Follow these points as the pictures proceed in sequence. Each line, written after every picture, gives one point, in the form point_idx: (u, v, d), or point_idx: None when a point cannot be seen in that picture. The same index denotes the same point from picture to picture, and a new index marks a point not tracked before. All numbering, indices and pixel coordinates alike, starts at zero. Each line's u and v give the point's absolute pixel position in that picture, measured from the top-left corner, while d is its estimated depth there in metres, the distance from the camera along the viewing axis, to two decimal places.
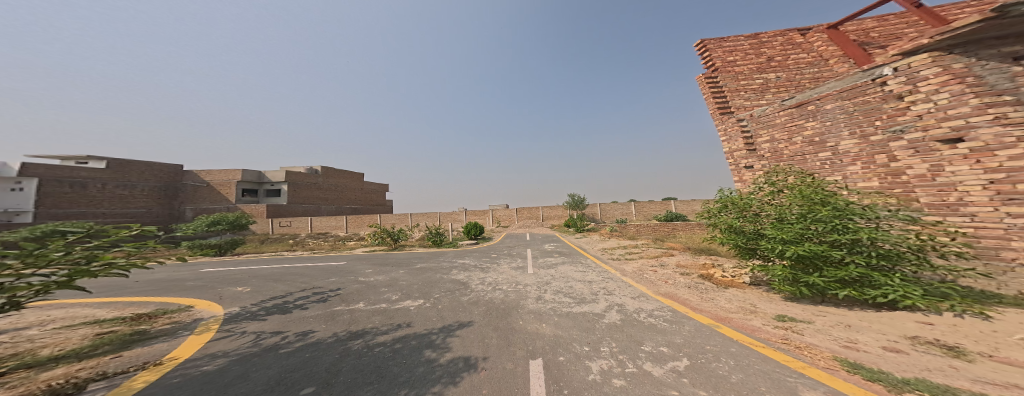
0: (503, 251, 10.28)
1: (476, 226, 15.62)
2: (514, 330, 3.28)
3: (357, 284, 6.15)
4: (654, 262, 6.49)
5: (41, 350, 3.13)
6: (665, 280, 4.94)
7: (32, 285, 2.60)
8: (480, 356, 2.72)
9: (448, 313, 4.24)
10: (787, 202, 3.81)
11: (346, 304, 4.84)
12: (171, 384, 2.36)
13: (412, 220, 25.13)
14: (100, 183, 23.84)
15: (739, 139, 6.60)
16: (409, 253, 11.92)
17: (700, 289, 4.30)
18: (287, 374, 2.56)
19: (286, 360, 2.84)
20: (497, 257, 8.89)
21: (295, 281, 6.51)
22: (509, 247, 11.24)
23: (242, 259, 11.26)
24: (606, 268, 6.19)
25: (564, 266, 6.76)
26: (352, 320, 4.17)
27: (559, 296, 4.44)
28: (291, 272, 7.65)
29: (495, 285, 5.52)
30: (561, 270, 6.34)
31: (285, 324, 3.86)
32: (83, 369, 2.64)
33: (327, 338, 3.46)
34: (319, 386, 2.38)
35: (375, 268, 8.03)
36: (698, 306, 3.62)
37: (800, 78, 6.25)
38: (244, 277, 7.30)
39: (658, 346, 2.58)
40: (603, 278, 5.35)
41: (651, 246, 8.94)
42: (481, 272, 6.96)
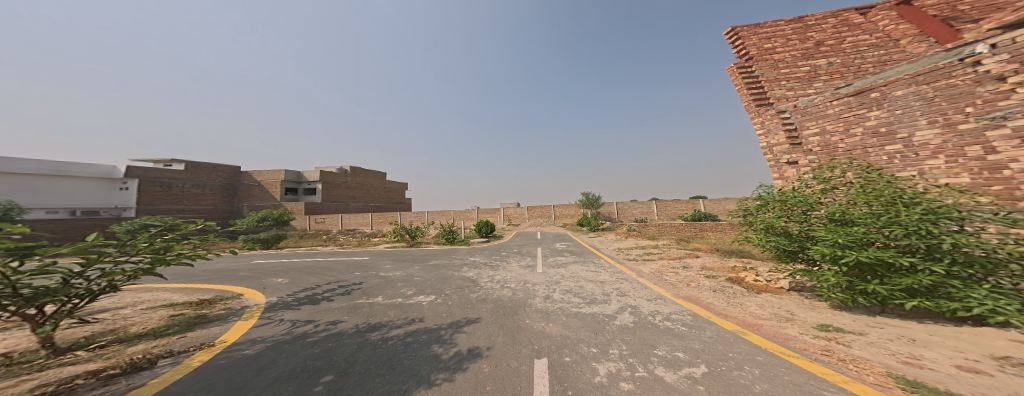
0: (512, 249, 10.29)
1: (487, 223, 15.69)
2: (519, 328, 3.34)
3: (377, 279, 6.40)
4: (675, 263, 6.27)
5: (130, 327, 3.53)
6: (687, 282, 4.80)
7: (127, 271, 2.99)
8: (484, 347, 2.90)
9: (456, 309, 4.34)
10: (852, 200, 3.49)
11: (367, 298, 5.05)
12: (219, 365, 2.57)
13: (429, 218, 25.70)
14: (183, 183, 26.55)
15: (779, 132, 5.70)
16: (425, 249, 12.19)
17: (727, 294, 4.13)
18: (310, 362, 2.71)
19: (310, 348, 3.02)
20: (507, 256, 8.88)
21: (325, 274, 6.88)
22: (519, 246, 11.24)
23: (283, 253, 12.14)
24: (622, 269, 6.07)
25: (574, 265, 6.71)
26: (370, 312, 4.35)
27: (568, 296, 4.41)
28: (321, 265, 8.11)
29: (504, 283, 5.59)
30: (572, 269, 6.28)
31: (312, 315, 4.06)
32: (156, 346, 2.93)
33: (348, 329, 3.64)
34: (337, 375, 2.52)
35: (392, 263, 8.34)
36: (724, 311, 3.48)
37: (859, 63, 5.34)
38: (283, 269, 7.84)
39: (673, 351, 2.52)
40: (616, 279, 5.26)
41: (672, 247, 8.64)
42: (490, 270, 7.02)
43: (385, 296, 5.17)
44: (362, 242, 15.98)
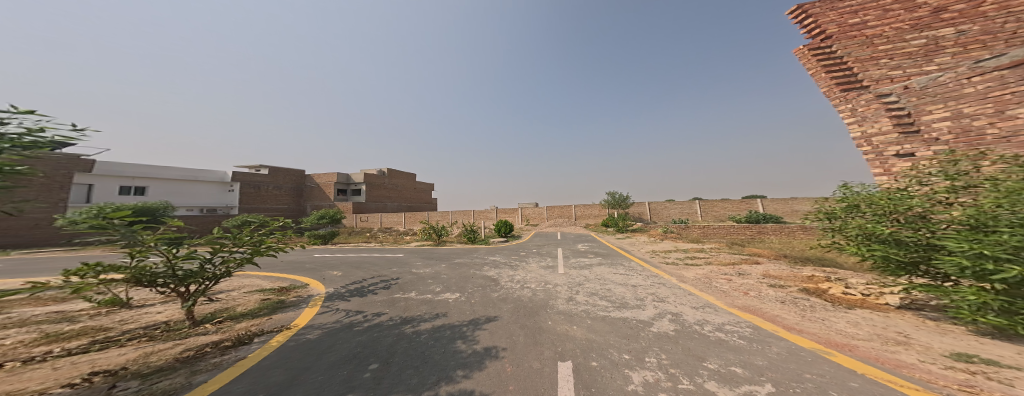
0: (532, 250, 10.29)
1: (506, 223, 15.84)
2: (539, 330, 3.35)
3: (411, 275, 6.77)
4: (726, 270, 5.95)
5: (238, 306, 4.16)
6: (744, 291, 4.58)
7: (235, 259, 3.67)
8: (502, 348, 2.96)
9: (479, 307, 4.46)
10: (985, 204, 2.80)
11: (403, 292, 5.36)
12: (289, 346, 2.90)
13: (453, 218, 26.40)
14: (272, 186, 30.41)
15: (885, 119, 5.13)
16: (450, 249, 12.57)
17: (801, 306, 3.85)
18: (360, 349, 2.97)
19: (359, 336, 3.30)
20: (530, 256, 8.89)
21: (370, 269, 7.42)
22: (538, 246, 11.13)
23: (337, 248, 13.39)
24: (659, 273, 5.88)
25: (600, 267, 6.65)
26: (406, 306, 4.62)
27: (598, 300, 4.34)
28: (366, 260, 8.75)
29: (523, 283, 5.64)
30: (596, 272, 6.19)
31: (361, 306, 4.41)
32: (255, 324, 3.41)
33: (386, 321, 3.90)
34: (381, 364, 2.72)
35: (423, 260, 8.76)
36: (796, 326, 3.25)
37: (1011, 27, 4.31)
38: (335, 262, 8.61)
39: (728, 365, 2.42)
40: (651, 283, 5.12)
41: (724, 251, 8.14)
42: (510, 270, 7.10)
43: (418, 292, 5.45)
44: (397, 240, 16.85)
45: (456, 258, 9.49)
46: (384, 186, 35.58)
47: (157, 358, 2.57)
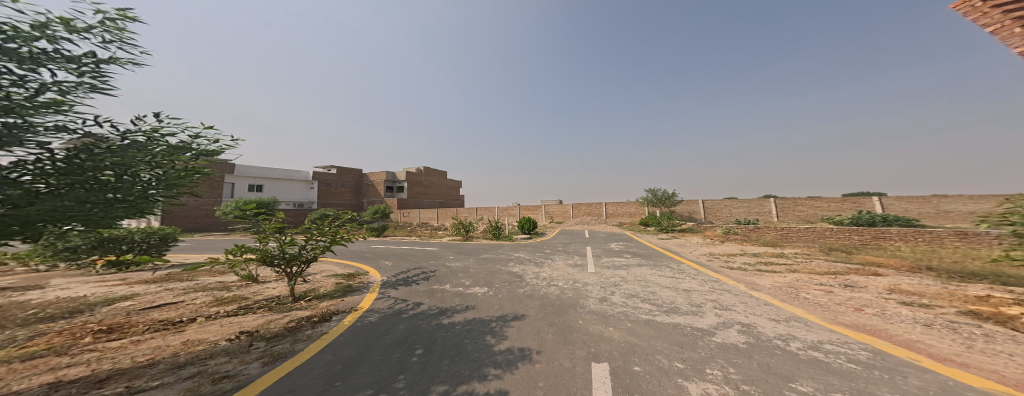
0: (556, 247, 10.30)
1: (529, 220, 15.90)
2: (569, 329, 3.36)
3: (444, 268, 7.14)
4: (823, 280, 5.20)
5: (320, 288, 5.01)
6: (855, 306, 3.89)
7: (317, 243, 4.50)
8: (535, 350, 2.93)
9: (507, 303, 4.57)
10: None
11: (439, 284, 5.69)
12: (346, 333, 3.17)
13: (479, 214, 27.10)
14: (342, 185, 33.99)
15: None
16: (479, 244, 12.89)
17: (968, 335, 2.87)
18: (410, 335, 3.22)
19: (408, 323, 3.59)
20: (557, 254, 8.85)
21: (414, 260, 8.04)
22: (563, 244, 11.10)
23: (389, 239, 14.86)
24: (720, 278, 5.48)
25: (638, 268, 6.53)
26: (443, 297, 4.90)
27: (645, 304, 4.14)
28: (410, 252, 9.45)
29: (550, 281, 5.66)
30: (635, 273, 6.01)
31: (407, 294, 4.78)
32: (333, 305, 4.09)
33: (428, 310, 4.19)
34: (425, 350, 2.93)
35: (455, 254, 9.23)
36: (958, 358, 2.40)
37: None
38: (384, 252, 9.48)
39: (827, 391, 2.02)
40: (711, 289, 4.76)
41: (821, 260, 7.02)
42: (535, 266, 7.19)
43: (451, 285, 5.71)
44: (433, 234, 18.07)
45: (483, 253, 9.80)
46: (422, 185, 37.48)
47: (275, 329, 3.31)
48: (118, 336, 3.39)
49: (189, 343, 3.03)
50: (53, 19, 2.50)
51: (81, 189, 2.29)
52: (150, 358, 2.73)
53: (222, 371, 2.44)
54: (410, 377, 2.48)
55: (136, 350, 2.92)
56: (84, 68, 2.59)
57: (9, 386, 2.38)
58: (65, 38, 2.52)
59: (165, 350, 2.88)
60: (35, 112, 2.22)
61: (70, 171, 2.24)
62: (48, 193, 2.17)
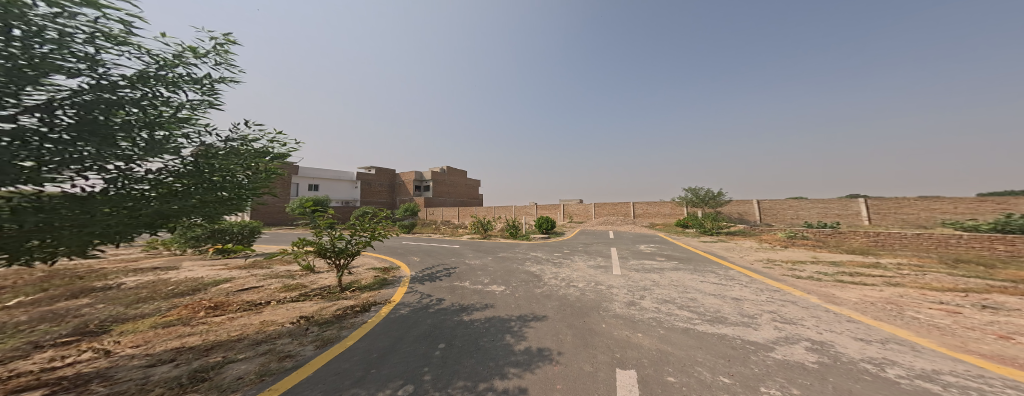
0: (576, 247, 10.20)
1: (547, 220, 15.82)
2: (591, 331, 3.31)
3: (463, 265, 7.31)
4: (946, 299, 4.21)
5: (359, 281, 5.70)
6: (985, 329, 3.13)
7: (360, 237, 5.03)
8: (555, 351, 2.93)
9: (524, 302, 4.60)
10: None
11: (459, 280, 5.85)
12: (377, 331, 3.36)
13: (498, 213, 27.29)
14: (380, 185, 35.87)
15: None
16: (494, 242, 13.03)
17: None
18: (434, 331, 3.32)
19: (433, 319, 3.70)
20: (576, 254, 8.79)
21: (439, 257, 8.29)
22: (585, 244, 10.98)
23: (418, 237, 15.48)
24: (783, 288, 4.90)
25: (672, 273, 6.23)
26: (463, 295, 5.00)
27: (683, 311, 3.88)
28: (434, 249, 9.74)
29: (568, 282, 5.60)
30: (671, 278, 5.71)
31: (432, 290, 5.02)
32: (370, 297, 4.70)
33: (451, 307, 4.29)
34: (447, 345, 3.02)
35: (475, 252, 9.37)
36: None
37: None
38: (410, 249, 9.89)
39: None
40: (772, 300, 4.24)
41: (942, 275, 5.73)
42: (553, 266, 7.15)
43: (470, 282, 5.83)
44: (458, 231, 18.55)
45: (500, 252, 9.88)
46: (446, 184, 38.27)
47: (326, 317, 3.81)
48: (217, 312, 4.21)
49: (264, 323, 3.66)
50: (185, 49, 3.01)
51: (203, 189, 2.78)
52: (239, 333, 3.35)
53: (286, 351, 2.87)
54: (433, 370, 2.58)
55: (225, 327, 3.57)
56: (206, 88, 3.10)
57: (152, 346, 3.12)
58: (192, 64, 3.03)
59: (248, 328, 3.50)
60: (177, 126, 2.74)
61: (195, 174, 2.73)
62: (181, 192, 2.67)
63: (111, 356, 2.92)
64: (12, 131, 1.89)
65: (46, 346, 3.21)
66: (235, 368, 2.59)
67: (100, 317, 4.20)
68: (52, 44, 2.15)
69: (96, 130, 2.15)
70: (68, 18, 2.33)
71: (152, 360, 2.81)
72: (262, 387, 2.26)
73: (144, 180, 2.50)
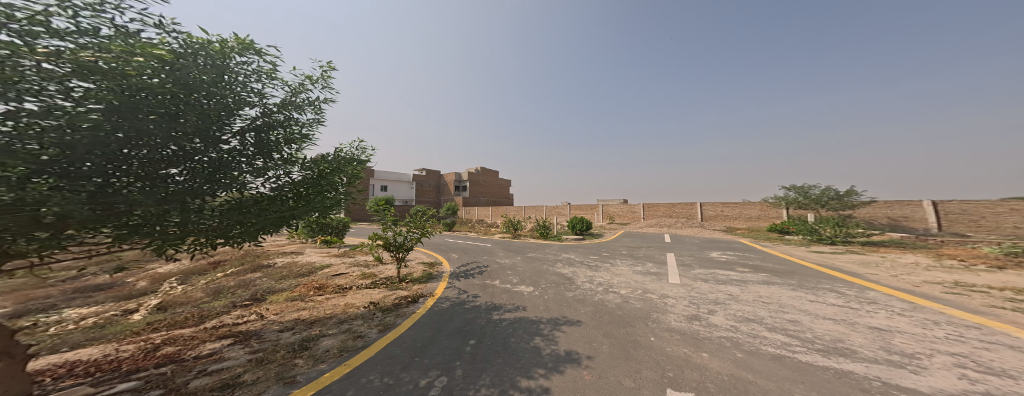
0: (619, 250, 9.81)
1: (582, 220, 15.51)
2: (634, 344, 3.12)
3: (494, 264, 7.47)
4: None
5: (413, 273, 6.35)
6: None
7: (415, 235, 5.71)
8: (585, 355, 2.88)
9: (553, 305, 4.56)
10: None
11: (488, 278, 6.03)
12: (417, 324, 3.58)
13: (527, 213, 27.42)
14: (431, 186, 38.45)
15: None
16: (523, 242, 13.04)
17: None
18: (467, 327, 3.44)
19: (465, 314, 3.86)
20: (615, 256, 8.67)
21: (474, 254, 8.58)
22: (630, 248, 10.45)
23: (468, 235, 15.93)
24: (983, 323, 3.27)
25: (760, 286, 5.17)
26: (492, 292, 5.13)
27: (775, 334, 3.15)
28: (471, 247, 10.02)
29: (605, 287, 5.43)
30: (760, 293, 4.77)
31: (467, 287, 5.26)
32: (421, 288, 5.23)
33: (482, 305, 4.39)
34: (478, 341, 3.13)
35: (505, 251, 9.50)
36: None
37: None
38: (451, 246, 10.38)
39: None
40: (949, 337, 2.91)
41: None
42: (587, 270, 6.96)
43: (500, 281, 5.91)
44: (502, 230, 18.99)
45: (529, 252, 9.90)
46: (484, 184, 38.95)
47: (387, 305, 4.40)
48: (320, 291, 5.29)
49: (347, 305, 4.47)
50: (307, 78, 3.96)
51: (315, 194, 3.73)
52: (331, 312, 4.19)
53: (358, 332, 3.44)
54: (465, 365, 2.66)
55: (323, 306, 4.49)
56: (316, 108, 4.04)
57: (285, 315, 4.22)
58: (310, 90, 3.98)
59: (337, 308, 4.34)
60: (302, 142, 3.77)
61: (315, 181, 3.75)
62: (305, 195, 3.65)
63: (264, 319, 4.11)
64: (230, 152, 2.95)
65: (238, 307, 4.95)
66: (325, 342, 3.21)
67: (263, 287, 6.10)
68: (248, 88, 3.16)
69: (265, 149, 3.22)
70: (246, 65, 3.25)
71: (280, 327, 3.78)
72: (340, 362, 2.75)
73: (288, 184, 3.52)
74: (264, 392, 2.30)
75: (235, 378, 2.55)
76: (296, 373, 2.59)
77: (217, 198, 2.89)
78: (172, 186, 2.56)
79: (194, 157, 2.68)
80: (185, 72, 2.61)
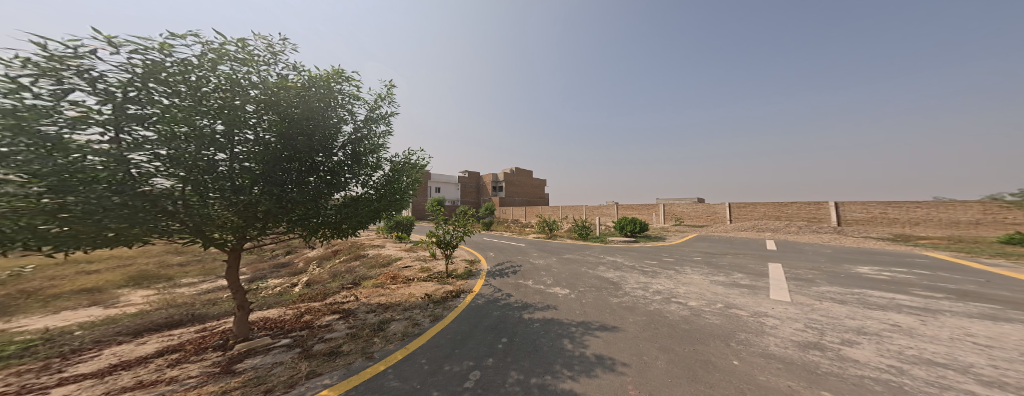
0: (681, 256, 8.93)
1: (631, 221, 14.62)
2: (706, 365, 2.66)
3: (528, 263, 7.46)
4: None
5: (458, 269, 6.77)
6: None
7: (461, 231, 6.09)
8: (620, 361, 2.79)
9: (591, 310, 4.42)
10: None
11: (522, 277, 6.08)
12: (459, 318, 3.77)
13: (564, 213, 27.06)
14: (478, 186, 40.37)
15: None
16: (558, 242, 13.05)
17: None
18: (500, 324, 3.55)
19: (498, 311, 4.01)
20: (683, 263, 7.88)
21: (511, 254, 8.69)
22: (694, 253, 9.37)
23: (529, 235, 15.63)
24: None
25: (971, 321, 3.40)
26: (523, 292, 5.17)
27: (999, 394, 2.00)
28: (512, 247, 10.11)
29: (656, 294, 5.08)
30: (983, 332, 3.07)
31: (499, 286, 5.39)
32: (463, 283, 5.50)
33: (511, 303, 4.48)
34: (509, 339, 3.17)
35: (539, 251, 9.48)
36: None
37: None
38: (494, 245, 10.65)
39: None
40: None
41: None
42: (636, 276, 6.53)
43: (534, 281, 5.93)
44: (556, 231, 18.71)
45: (564, 253, 9.70)
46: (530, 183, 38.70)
47: (438, 297, 4.77)
48: (394, 281, 6.04)
49: (410, 295, 5.01)
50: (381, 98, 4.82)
51: (389, 193, 4.66)
52: (399, 300, 4.80)
53: (416, 319, 3.86)
54: (498, 361, 2.73)
55: (395, 293, 5.16)
56: (387, 122, 4.91)
57: (370, 298, 5.05)
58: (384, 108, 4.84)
59: (402, 297, 4.93)
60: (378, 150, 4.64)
61: (388, 183, 4.65)
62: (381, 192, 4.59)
63: (358, 301, 5.03)
64: (337, 162, 4.00)
65: (345, 288, 6.32)
66: (394, 326, 3.71)
67: (360, 274, 7.54)
68: (345, 110, 4.12)
69: (356, 158, 4.20)
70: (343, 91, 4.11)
71: (365, 309, 4.55)
72: (403, 344, 3.16)
73: (371, 185, 4.50)
74: (353, 362, 2.84)
75: (336, 349, 3.18)
76: (374, 349, 3.08)
77: (333, 198, 4.10)
78: (308, 189, 3.67)
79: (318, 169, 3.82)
80: (310, 100, 3.53)
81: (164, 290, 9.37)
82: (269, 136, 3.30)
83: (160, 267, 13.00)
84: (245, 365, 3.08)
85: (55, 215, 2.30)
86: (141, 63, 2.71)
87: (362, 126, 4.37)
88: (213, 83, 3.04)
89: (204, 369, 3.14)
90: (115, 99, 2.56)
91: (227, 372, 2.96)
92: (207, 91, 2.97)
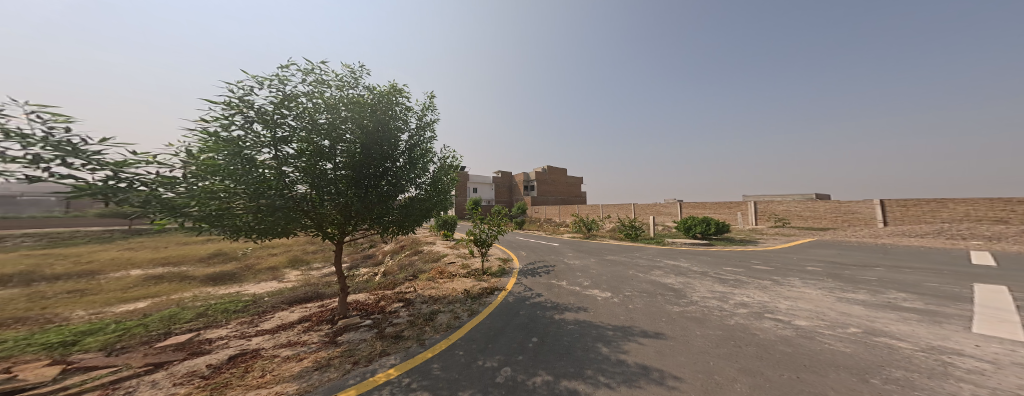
0: (783, 265, 7.41)
1: (702, 219, 13.36)
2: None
3: (562, 264, 7.32)
4: None
5: (493, 267, 6.94)
6: None
7: (495, 231, 6.32)
8: (671, 374, 2.56)
9: (639, 317, 4.16)
10: None
11: (555, 279, 5.95)
12: (494, 315, 3.90)
13: (605, 211, 25.99)
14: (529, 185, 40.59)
15: None
16: (607, 243, 12.53)
17: None
18: (530, 324, 3.58)
19: (528, 310, 4.07)
20: (791, 274, 6.43)
21: (545, 253, 8.66)
22: (805, 264, 7.55)
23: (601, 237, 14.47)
24: None
25: None
26: (557, 293, 5.11)
27: None
28: (551, 247, 9.92)
29: (720, 304, 4.55)
30: None
31: (531, 285, 5.42)
32: (494, 283, 5.56)
33: (542, 303, 4.47)
34: (538, 339, 3.20)
35: (575, 252, 9.24)
36: None
37: None
38: (538, 244, 10.48)
39: None
40: None
41: None
42: (701, 283, 5.87)
43: (568, 282, 5.84)
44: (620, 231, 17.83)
45: (607, 255, 9.21)
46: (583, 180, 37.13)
47: (474, 293, 5.00)
48: (441, 276, 6.49)
49: (455, 289, 5.34)
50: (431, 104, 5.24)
51: (439, 192, 5.08)
52: (446, 293, 5.15)
53: (457, 313, 4.11)
54: (526, 359, 2.78)
55: (443, 287, 5.54)
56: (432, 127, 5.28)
57: (424, 290, 5.51)
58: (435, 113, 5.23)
59: (448, 291, 5.27)
60: (429, 152, 5.01)
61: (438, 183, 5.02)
62: (433, 190, 4.98)
63: (422, 291, 5.54)
64: (398, 166, 4.50)
65: (410, 279, 7.04)
66: (443, 317, 4.00)
67: (422, 267, 8.26)
68: (405, 119, 4.61)
69: (412, 160, 4.63)
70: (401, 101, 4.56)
71: (422, 299, 5.02)
72: (449, 333, 3.44)
73: (425, 185, 4.92)
74: (410, 347, 3.15)
75: (398, 334, 3.56)
76: (426, 337, 3.39)
77: (398, 199, 4.57)
78: (376, 190, 4.25)
79: (383, 172, 4.36)
80: (379, 113, 4.11)
81: (304, 271, 12.34)
82: (354, 146, 4.00)
83: (300, 250, 17.07)
84: (344, 338, 3.65)
85: (252, 211, 3.45)
86: (278, 97, 3.66)
87: (416, 132, 4.82)
88: (318, 106, 3.85)
89: (319, 338, 3.83)
90: (270, 124, 3.59)
91: (332, 343, 3.53)
92: (315, 113, 3.81)
